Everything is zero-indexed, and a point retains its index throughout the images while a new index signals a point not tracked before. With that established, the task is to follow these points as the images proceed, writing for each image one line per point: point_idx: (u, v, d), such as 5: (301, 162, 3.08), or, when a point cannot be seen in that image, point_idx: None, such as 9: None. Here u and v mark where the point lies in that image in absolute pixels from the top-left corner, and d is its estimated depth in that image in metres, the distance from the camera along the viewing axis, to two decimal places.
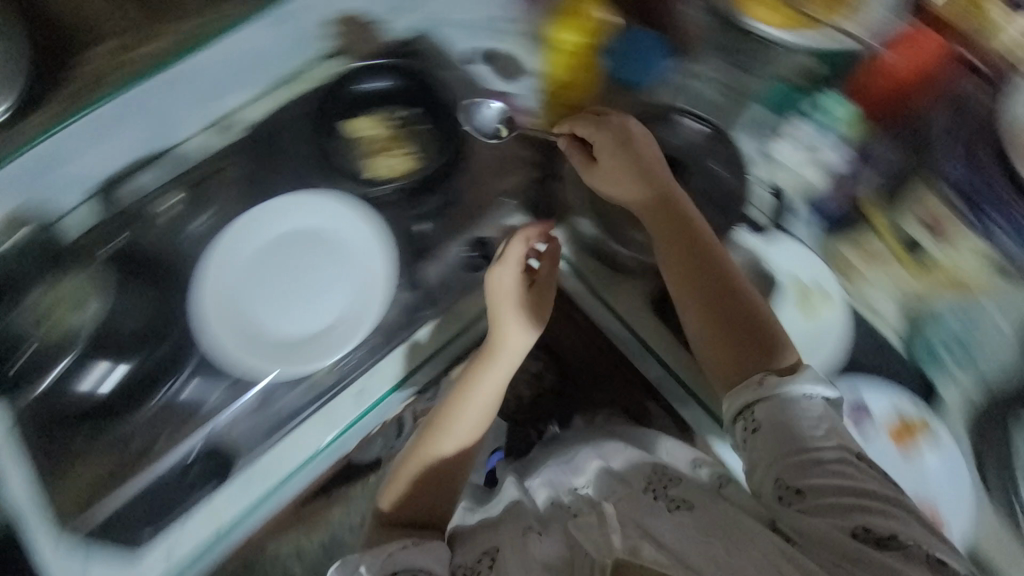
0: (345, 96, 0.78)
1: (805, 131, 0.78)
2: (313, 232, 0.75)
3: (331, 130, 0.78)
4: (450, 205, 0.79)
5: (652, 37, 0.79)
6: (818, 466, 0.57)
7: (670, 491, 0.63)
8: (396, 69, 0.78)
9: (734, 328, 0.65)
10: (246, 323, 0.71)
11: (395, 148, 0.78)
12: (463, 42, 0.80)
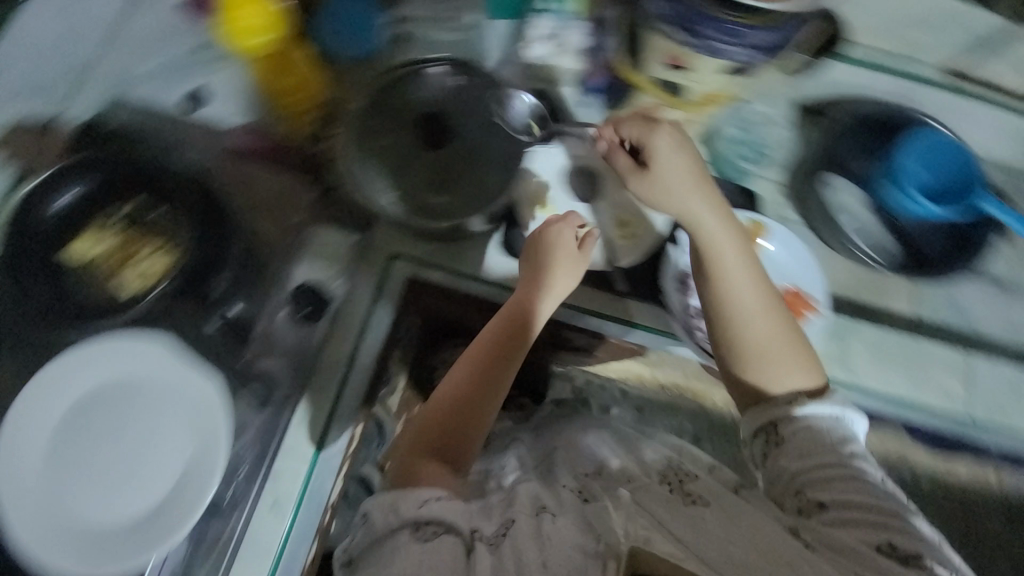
0: (36, 225, 0.64)
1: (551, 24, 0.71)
2: (127, 386, 0.57)
3: (52, 267, 0.63)
4: (236, 263, 0.65)
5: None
6: (833, 453, 0.55)
7: (689, 484, 0.56)
8: (82, 168, 0.65)
9: (786, 350, 0.61)
10: (52, 527, 0.52)
11: (138, 253, 0.64)
12: (153, 97, 0.70)
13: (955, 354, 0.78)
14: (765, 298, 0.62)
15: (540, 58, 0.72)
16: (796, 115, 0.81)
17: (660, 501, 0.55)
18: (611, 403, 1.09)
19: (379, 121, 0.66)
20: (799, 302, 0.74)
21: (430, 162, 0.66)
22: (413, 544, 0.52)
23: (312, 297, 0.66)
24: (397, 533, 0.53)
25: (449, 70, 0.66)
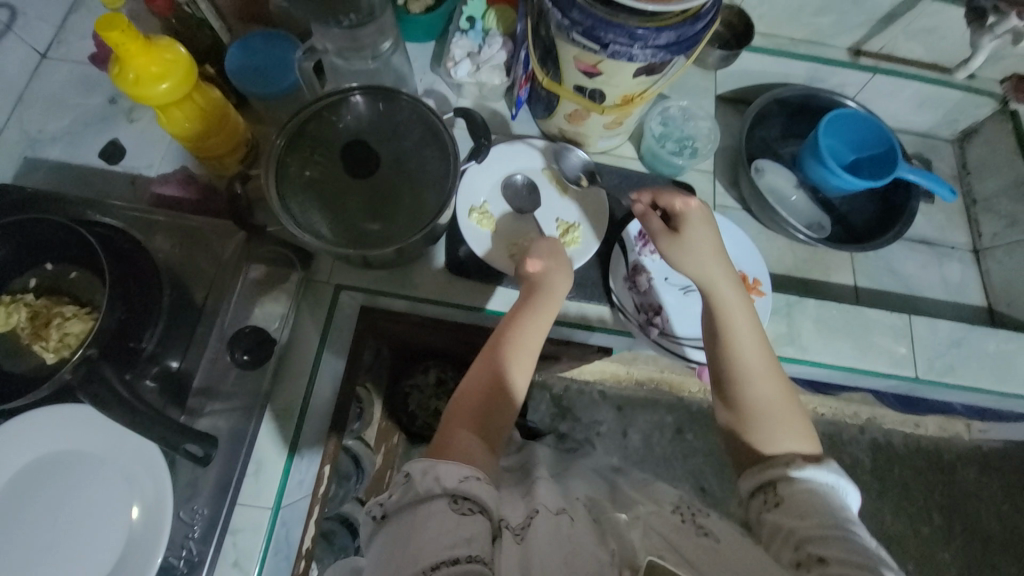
0: None
1: (470, 44, 0.75)
2: (59, 465, 0.53)
3: None
4: (171, 308, 0.59)
5: (265, 41, 0.70)
6: (836, 517, 0.45)
7: (700, 517, 0.48)
8: None
9: (786, 412, 0.55)
10: None
11: (49, 322, 0.57)
12: (75, 160, 0.71)
13: (896, 317, 0.79)
14: (760, 349, 0.58)
15: (468, 77, 0.76)
16: (713, 105, 0.86)
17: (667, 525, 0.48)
18: (590, 406, 1.11)
19: (302, 155, 0.64)
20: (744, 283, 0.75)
21: (354, 189, 0.64)
22: (447, 515, 0.42)
23: (253, 339, 0.63)
24: (432, 501, 0.43)
25: (368, 98, 0.66)
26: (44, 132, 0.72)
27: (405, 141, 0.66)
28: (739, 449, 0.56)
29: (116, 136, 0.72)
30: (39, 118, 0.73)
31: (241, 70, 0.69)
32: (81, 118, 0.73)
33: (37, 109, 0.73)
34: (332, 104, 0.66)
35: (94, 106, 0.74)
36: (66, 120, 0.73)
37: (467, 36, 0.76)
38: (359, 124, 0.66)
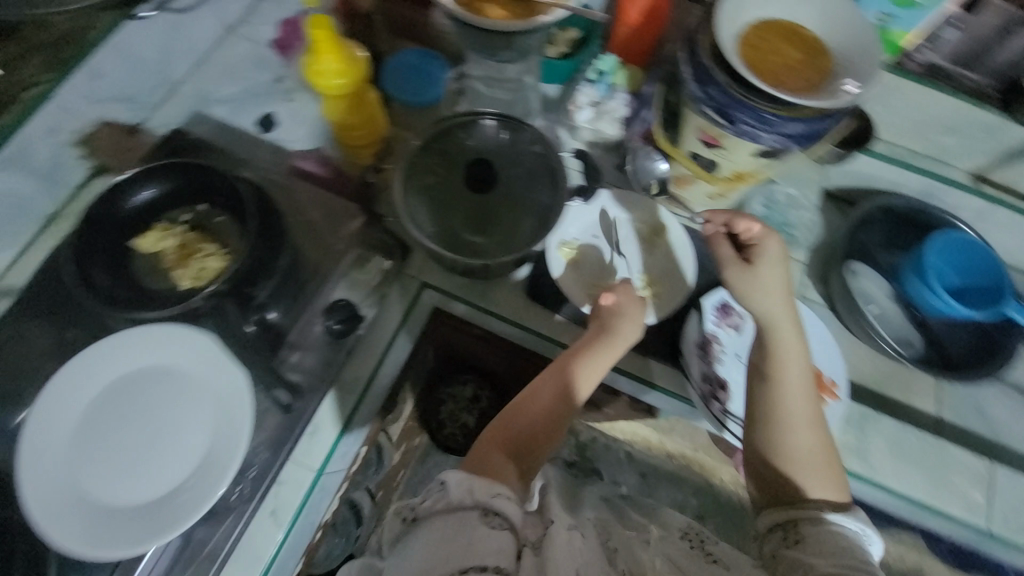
0: (115, 219, 0.68)
1: (594, 94, 0.78)
2: (164, 377, 0.60)
3: (117, 260, 0.66)
4: (291, 273, 0.69)
5: (423, 54, 0.79)
6: (852, 558, 0.54)
7: (708, 545, 0.64)
8: (159, 170, 0.69)
9: (823, 465, 0.63)
10: (80, 513, 0.54)
11: (199, 252, 0.68)
12: (237, 122, 0.81)
13: (979, 462, 0.73)
14: (803, 410, 0.63)
15: (586, 124, 0.79)
16: (822, 200, 0.87)
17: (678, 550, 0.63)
18: (615, 467, 1.08)
19: (429, 162, 0.71)
20: (820, 382, 0.74)
21: (471, 203, 0.70)
22: (478, 526, 0.50)
23: (345, 313, 0.68)
24: (465, 511, 0.50)
25: (500, 125, 0.72)
26: (217, 93, 0.82)
27: (522, 168, 0.71)
28: (769, 489, 0.64)
29: (274, 106, 0.82)
30: (213, 79, 0.83)
31: (392, 75, 0.77)
32: (249, 91, 0.83)
33: (216, 70, 0.83)
34: (461, 122, 0.72)
35: (261, 81, 0.84)
36: (235, 87, 0.83)
37: (592, 86, 0.78)
38: (485, 146, 0.72)
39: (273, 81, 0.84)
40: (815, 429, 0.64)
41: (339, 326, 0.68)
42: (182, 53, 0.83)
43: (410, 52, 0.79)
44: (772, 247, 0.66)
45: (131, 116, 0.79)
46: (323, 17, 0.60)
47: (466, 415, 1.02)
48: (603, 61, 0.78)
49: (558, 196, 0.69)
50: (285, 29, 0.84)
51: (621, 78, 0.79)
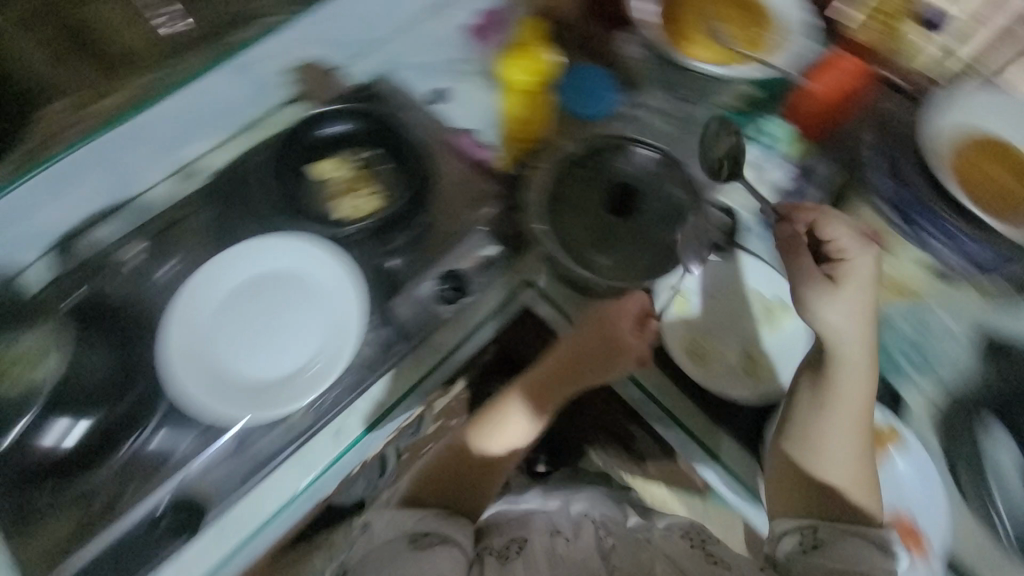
0: (307, 140, 0.78)
1: (753, 155, 0.77)
2: (299, 282, 0.68)
3: (298, 175, 0.77)
4: (424, 233, 0.75)
5: (607, 74, 0.81)
6: (869, 574, 0.52)
7: (711, 544, 0.55)
8: (353, 111, 0.79)
9: (855, 479, 0.58)
10: (209, 368, 0.64)
11: (361, 189, 0.76)
12: (417, 86, 0.85)
13: None
14: (842, 432, 0.59)
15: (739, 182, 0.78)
16: (981, 343, 0.71)
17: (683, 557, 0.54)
18: None
19: (579, 173, 0.74)
20: (906, 529, 0.65)
21: (608, 223, 0.73)
22: (412, 548, 0.52)
23: (456, 283, 0.73)
24: (395, 541, 0.53)
25: (658, 159, 0.74)
26: (408, 59, 0.86)
27: (663, 205, 0.73)
28: (795, 491, 0.59)
29: (457, 77, 0.85)
30: (408, 44, 0.86)
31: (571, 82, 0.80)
32: (433, 66, 0.85)
33: (416, 34, 0.87)
34: (619, 146, 0.75)
35: (446, 57, 0.86)
36: (423, 56, 0.86)
37: (758, 149, 0.77)
38: (636, 174, 0.74)
39: (459, 58, 0.86)
40: (852, 444, 0.59)
41: (446, 292, 0.72)
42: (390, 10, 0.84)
43: (591, 68, 0.80)
44: (864, 257, 0.61)
45: (337, 57, 0.84)
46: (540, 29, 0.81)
47: None
48: (773, 125, 0.77)
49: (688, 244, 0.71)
50: (486, 18, 0.87)
51: (786, 148, 0.77)
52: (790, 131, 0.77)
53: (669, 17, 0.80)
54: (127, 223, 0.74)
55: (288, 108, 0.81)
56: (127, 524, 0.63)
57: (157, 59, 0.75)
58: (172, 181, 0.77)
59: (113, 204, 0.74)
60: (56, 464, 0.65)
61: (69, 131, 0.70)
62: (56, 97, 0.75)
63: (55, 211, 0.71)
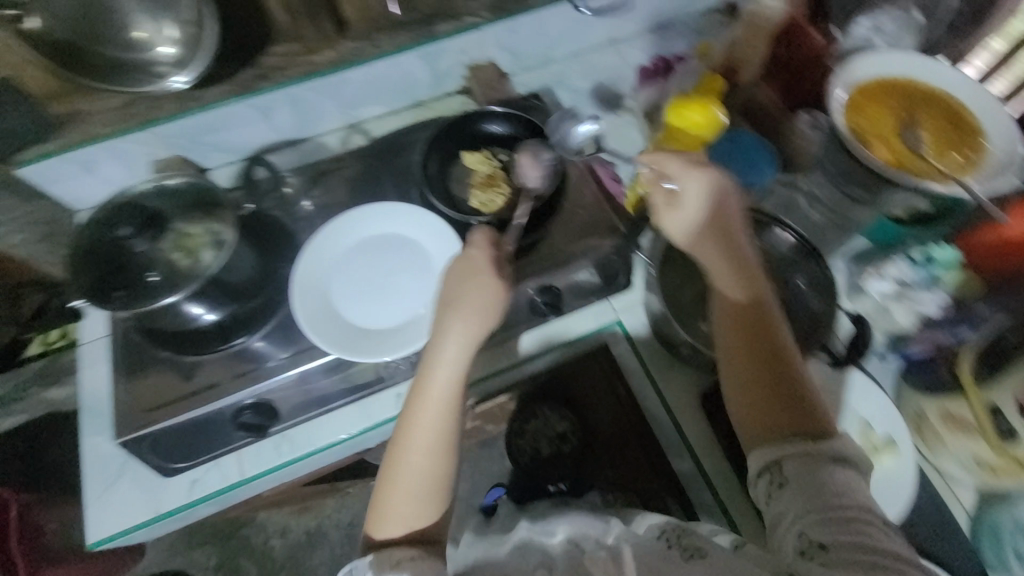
0: (467, 130, 0.84)
1: (908, 274, 0.76)
2: (417, 252, 0.74)
3: (448, 158, 0.83)
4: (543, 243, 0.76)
5: (764, 145, 0.80)
6: (835, 504, 0.51)
7: (682, 539, 0.62)
8: (514, 116, 0.84)
9: (771, 398, 0.58)
10: (317, 303, 0.69)
11: (497, 187, 0.79)
12: (575, 108, 0.99)
13: None
14: (756, 382, 0.59)
15: (877, 294, 0.77)
16: None
17: (654, 559, 0.62)
18: None
19: None
20: None
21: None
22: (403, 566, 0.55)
23: (551, 299, 0.76)
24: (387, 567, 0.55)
25: (796, 245, 0.71)
26: (574, 82, 1.02)
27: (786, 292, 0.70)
28: (756, 426, 0.58)
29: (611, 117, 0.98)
30: (573, 72, 1.03)
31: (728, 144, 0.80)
32: (591, 92, 1.01)
33: (584, 68, 1.03)
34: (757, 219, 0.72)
35: (608, 92, 1.01)
36: (587, 86, 1.02)
37: (910, 266, 0.76)
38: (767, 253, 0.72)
39: (617, 96, 1.00)
40: (771, 374, 0.59)
41: (542, 304, 0.76)
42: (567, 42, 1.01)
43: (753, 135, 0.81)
44: (702, 247, 0.64)
45: (509, 65, 1.01)
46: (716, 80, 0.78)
47: (544, 441, 1.25)
48: (941, 249, 0.75)
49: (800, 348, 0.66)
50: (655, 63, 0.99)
51: (950, 277, 0.75)
52: (958, 259, 0.75)
53: (854, 103, 0.71)
54: (306, 153, 0.94)
55: (455, 97, 1.00)
56: (198, 415, 0.66)
57: (369, 31, 0.84)
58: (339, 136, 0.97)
59: (295, 139, 0.95)
60: (164, 335, 0.68)
61: (286, 74, 0.82)
62: (275, 37, 0.83)
63: (255, 133, 0.91)
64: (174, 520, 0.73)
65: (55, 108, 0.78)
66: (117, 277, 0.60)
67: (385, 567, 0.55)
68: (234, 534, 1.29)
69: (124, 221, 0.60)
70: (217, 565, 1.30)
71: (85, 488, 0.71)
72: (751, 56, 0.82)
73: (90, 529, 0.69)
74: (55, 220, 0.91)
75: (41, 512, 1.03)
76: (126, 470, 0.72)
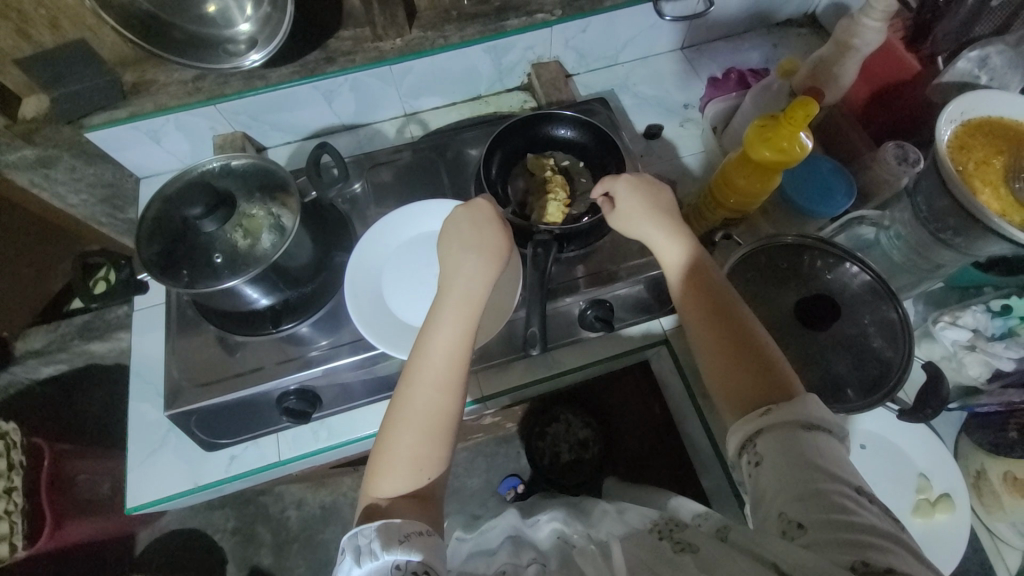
0: (534, 133, 0.83)
1: (984, 325, 0.73)
2: None
3: (510, 159, 0.82)
4: (593, 256, 0.77)
5: (841, 175, 0.77)
6: (809, 471, 0.44)
7: (680, 533, 0.52)
8: (584, 124, 0.82)
9: (735, 363, 0.53)
10: (369, 294, 0.69)
11: (557, 194, 0.77)
12: (638, 115, 0.96)
13: None
14: (731, 359, 0.54)
15: (949, 342, 0.74)
16: None
17: (644, 551, 0.51)
18: None
19: (772, 265, 0.70)
20: None
21: (788, 328, 0.67)
22: (420, 538, 0.47)
23: (603, 313, 0.73)
24: (395, 528, 0.47)
25: (868, 284, 0.68)
26: (638, 87, 0.98)
27: (853, 330, 0.66)
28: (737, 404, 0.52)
29: (677, 127, 0.94)
30: (640, 76, 0.99)
31: (800, 169, 0.77)
32: (658, 99, 0.97)
33: (651, 74, 1.00)
34: (821, 248, 0.70)
35: (674, 101, 0.97)
36: (653, 92, 0.98)
37: (987, 316, 0.73)
38: (835, 287, 0.69)
39: (683, 105, 0.97)
40: (741, 343, 0.54)
41: (593, 317, 0.73)
42: (635, 46, 0.98)
43: (831, 162, 0.78)
44: (666, 234, 0.62)
45: (573, 65, 0.98)
46: (811, 103, 0.63)
47: (565, 446, 1.23)
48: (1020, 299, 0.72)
49: (871, 402, 0.62)
50: (731, 75, 0.95)
51: None
52: None
53: (957, 143, 0.62)
54: (363, 140, 0.95)
55: (517, 93, 0.98)
56: (238, 397, 0.67)
57: (437, 20, 0.85)
58: (396, 125, 0.97)
59: (352, 122, 0.95)
60: (219, 313, 0.70)
61: (352, 58, 0.83)
62: (346, 21, 0.83)
63: (315, 115, 0.90)
64: (208, 493, 0.74)
65: (125, 76, 0.80)
66: (183, 256, 0.61)
67: (392, 543, 0.46)
68: (254, 499, 1.33)
69: (194, 201, 0.59)
70: (234, 530, 1.30)
71: (131, 453, 0.73)
72: (836, 79, 0.78)
73: (131, 493, 0.71)
74: (115, 184, 0.92)
75: (77, 462, 1.10)
76: (169, 438, 0.74)
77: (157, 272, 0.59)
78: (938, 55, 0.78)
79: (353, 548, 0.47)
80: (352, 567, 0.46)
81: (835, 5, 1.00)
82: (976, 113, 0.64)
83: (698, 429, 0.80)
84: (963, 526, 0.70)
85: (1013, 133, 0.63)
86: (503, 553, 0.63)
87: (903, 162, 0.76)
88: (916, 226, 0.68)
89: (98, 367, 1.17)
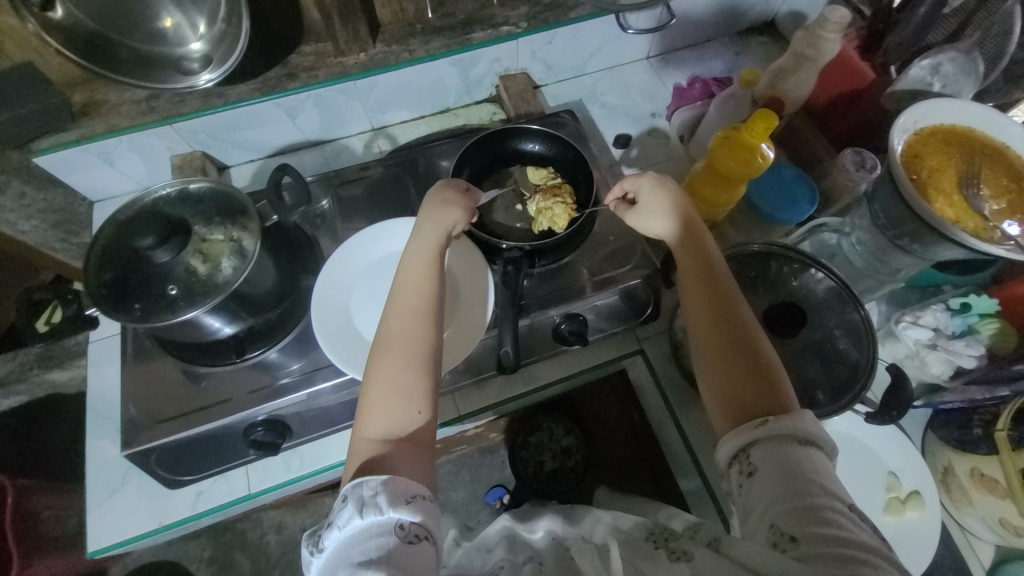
0: (503, 148, 0.83)
1: (945, 323, 0.75)
2: None
3: (478, 175, 0.81)
4: (566, 268, 0.77)
5: (803, 181, 0.78)
6: (802, 484, 0.44)
7: (673, 543, 0.50)
8: (552, 138, 0.82)
9: (731, 371, 0.54)
10: (337, 317, 0.67)
11: (559, 197, 0.75)
12: (606, 123, 0.96)
13: None
14: (720, 339, 0.56)
15: (911, 341, 0.76)
16: None
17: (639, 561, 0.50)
18: None
19: (743, 275, 0.71)
20: None
21: None
22: (423, 499, 0.46)
23: (577, 327, 0.72)
24: (401, 482, 0.46)
25: (833, 287, 0.69)
26: (605, 97, 0.99)
27: (820, 331, 0.68)
28: (738, 410, 0.52)
29: (646, 135, 0.95)
30: (607, 86, 1.00)
31: (764, 178, 0.78)
32: (625, 107, 0.98)
33: (617, 83, 1.00)
34: (784, 255, 0.71)
35: (641, 109, 0.98)
36: (621, 101, 0.99)
37: (947, 315, 0.76)
38: (804, 292, 0.70)
39: (650, 114, 0.98)
40: (730, 342, 0.56)
41: (567, 332, 0.72)
42: (602, 56, 0.99)
43: (791, 166, 0.80)
44: (670, 232, 0.64)
45: (540, 76, 0.98)
46: (770, 113, 0.63)
47: (548, 455, 1.21)
48: (977, 297, 0.75)
49: (839, 408, 0.63)
50: (696, 84, 0.97)
51: (987, 327, 0.74)
52: (995, 308, 0.74)
53: (912, 152, 0.64)
54: (329, 156, 0.94)
55: (486, 105, 0.98)
56: (204, 431, 0.64)
57: (402, 35, 0.82)
58: (364, 139, 0.95)
59: (317, 138, 0.93)
60: (179, 345, 0.67)
61: (315, 73, 0.80)
62: (307, 36, 0.81)
63: (278, 132, 0.88)
64: (174, 532, 0.71)
65: (74, 98, 0.76)
66: (136, 288, 0.59)
67: (398, 502, 0.45)
68: (230, 526, 1.28)
69: (145, 231, 0.56)
70: (211, 558, 1.25)
71: (87, 496, 0.69)
72: (794, 88, 0.80)
73: (90, 538, 0.68)
74: (68, 209, 0.87)
75: (40, 497, 1.04)
76: (130, 476, 0.71)
77: (107, 308, 0.57)
78: (891, 64, 0.81)
79: (357, 498, 0.45)
80: (353, 516, 0.44)
81: (793, 12, 1.03)
82: (927, 123, 0.66)
83: (676, 437, 0.80)
84: (932, 525, 0.72)
85: (961, 140, 0.65)
86: (499, 550, 0.64)
87: (860, 168, 0.77)
88: (876, 232, 0.71)
89: (58, 398, 1.11)
